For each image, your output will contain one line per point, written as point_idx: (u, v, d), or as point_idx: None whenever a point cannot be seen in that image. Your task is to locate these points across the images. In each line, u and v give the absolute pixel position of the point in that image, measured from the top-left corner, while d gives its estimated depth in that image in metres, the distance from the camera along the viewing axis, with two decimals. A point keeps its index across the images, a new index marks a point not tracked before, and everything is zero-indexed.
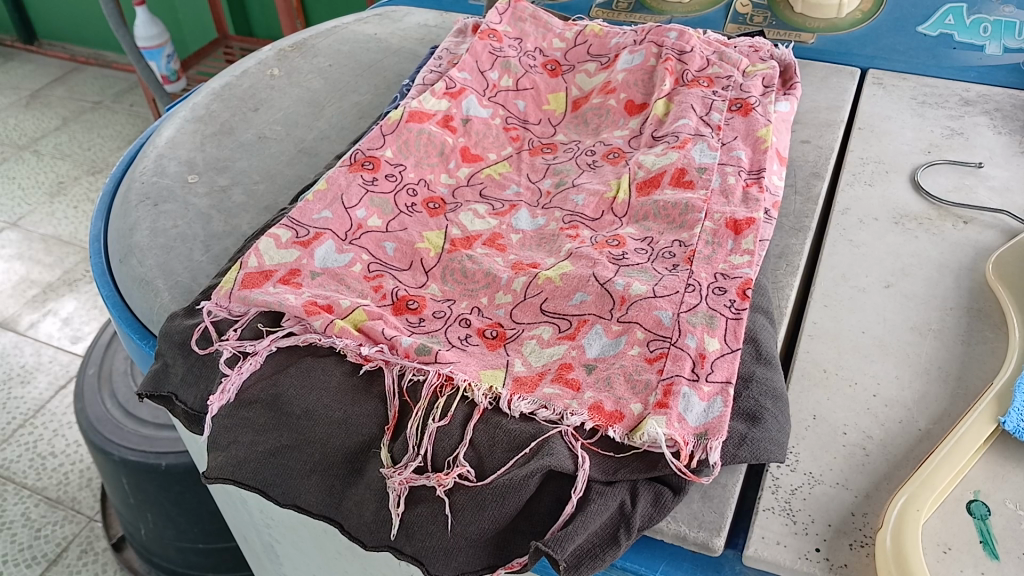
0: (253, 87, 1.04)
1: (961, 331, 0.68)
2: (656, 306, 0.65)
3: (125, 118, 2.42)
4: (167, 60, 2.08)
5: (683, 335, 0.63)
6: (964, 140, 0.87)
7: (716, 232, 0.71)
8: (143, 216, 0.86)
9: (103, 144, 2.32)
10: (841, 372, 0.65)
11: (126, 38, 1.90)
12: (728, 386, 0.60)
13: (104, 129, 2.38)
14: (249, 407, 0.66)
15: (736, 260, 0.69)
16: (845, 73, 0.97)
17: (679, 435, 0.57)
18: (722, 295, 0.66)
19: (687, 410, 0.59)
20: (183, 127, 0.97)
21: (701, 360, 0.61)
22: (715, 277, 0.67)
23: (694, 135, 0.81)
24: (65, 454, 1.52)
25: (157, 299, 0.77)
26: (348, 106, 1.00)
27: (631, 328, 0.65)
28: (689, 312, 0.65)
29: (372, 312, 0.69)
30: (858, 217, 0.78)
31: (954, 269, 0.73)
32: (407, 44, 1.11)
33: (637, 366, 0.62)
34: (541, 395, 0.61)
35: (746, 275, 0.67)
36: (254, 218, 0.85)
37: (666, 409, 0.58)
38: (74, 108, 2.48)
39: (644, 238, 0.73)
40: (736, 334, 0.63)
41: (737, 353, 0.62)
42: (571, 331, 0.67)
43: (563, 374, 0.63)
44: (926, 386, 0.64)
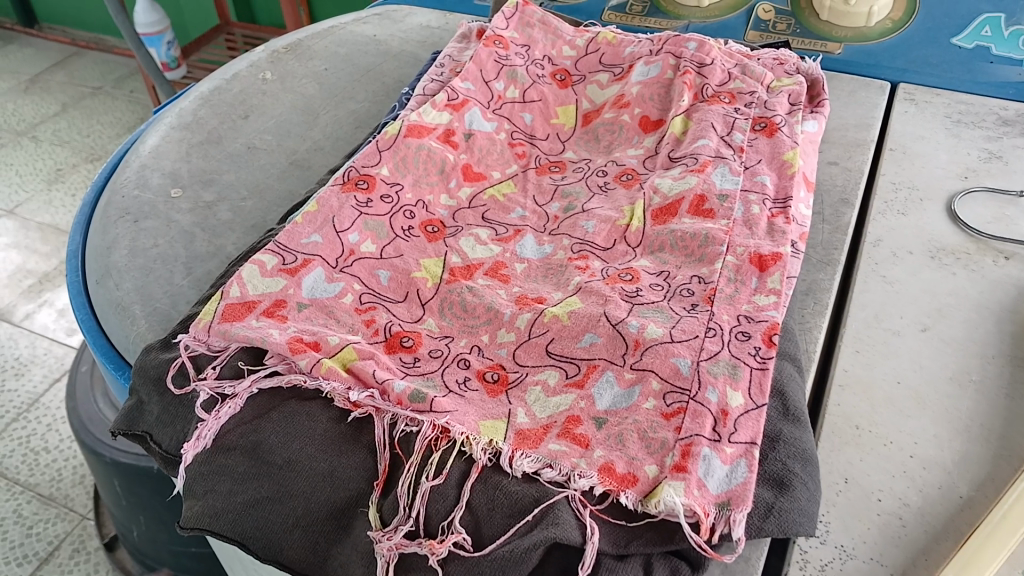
0: (243, 92, 0.97)
1: (1004, 382, 0.62)
2: (674, 353, 0.60)
3: (126, 105, 2.36)
4: (167, 47, 2.03)
5: (704, 388, 0.57)
6: (1003, 164, 0.81)
7: (740, 270, 0.65)
8: (122, 234, 0.80)
9: (103, 131, 2.26)
10: (875, 429, 0.60)
11: (126, 26, 1.83)
12: (753, 446, 0.54)
13: (103, 116, 2.32)
14: (227, 453, 0.61)
15: (761, 300, 0.63)
16: (874, 87, 0.91)
17: (699, 506, 0.52)
18: (746, 342, 0.60)
19: (709, 477, 0.53)
20: (168, 135, 0.91)
21: (723, 418, 0.56)
22: (738, 320, 0.62)
23: (715, 157, 0.75)
24: (58, 450, 1.47)
25: (134, 327, 0.72)
26: (344, 114, 0.94)
27: (646, 377, 0.59)
28: (710, 360, 0.59)
29: (365, 351, 0.64)
30: (891, 250, 0.72)
31: (995, 310, 0.67)
32: (408, 47, 1.05)
33: (653, 422, 0.56)
34: (544, 452, 0.56)
35: (772, 318, 0.61)
36: (240, 237, 0.79)
37: (684, 474, 0.53)
38: (74, 93, 2.42)
39: (659, 272, 0.68)
40: (762, 387, 0.57)
41: (763, 409, 0.56)
42: (579, 379, 0.61)
43: (569, 429, 0.58)
44: (966, 445, 0.58)
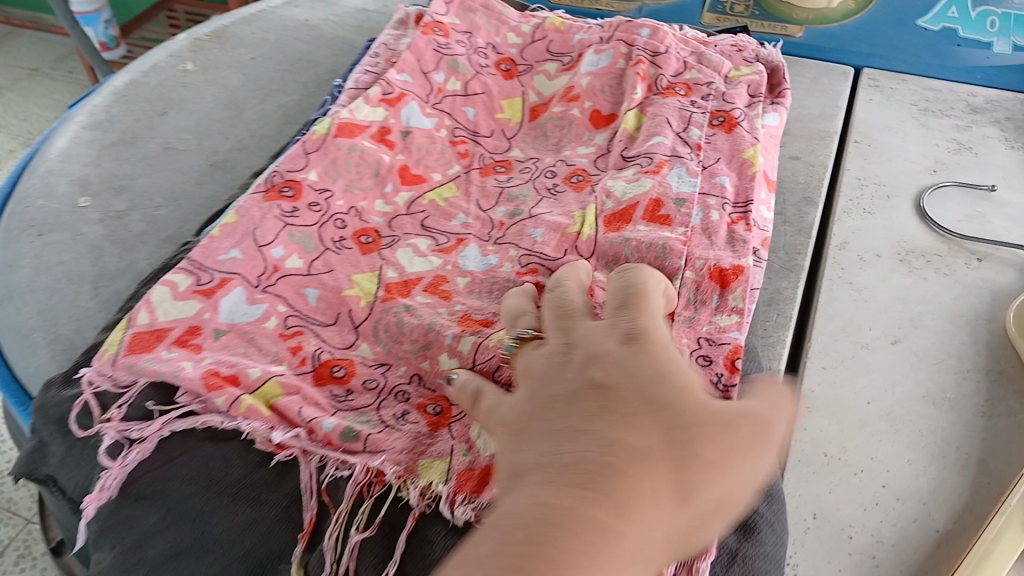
0: (162, 85, 0.90)
1: (981, 399, 0.58)
2: None
3: (65, 87, 2.24)
4: (105, 25, 1.87)
5: None
6: (974, 156, 0.76)
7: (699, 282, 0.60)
8: (25, 249, 0.73)
9: (41, 115, 2.13)
10: (845, 456, 0.55)
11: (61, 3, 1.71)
12: None
13: (42, 99, 2.19)
14: (136, 503, 0.54)
15: (722, 321, 0.58)
16: (836, 72, 0.87)
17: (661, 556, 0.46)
18: (708, 369, 0.54)
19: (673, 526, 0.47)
20: (79, 136, 0.83)
21: None
22: (699, 343, 0.56)
23: (672, 155, 0.69)
24: None
25: (35, 356, 0.65)
26: (272, 109, 0.87)
27: None
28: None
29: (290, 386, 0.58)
30: (859, 253, 0.68)
31: (970, 319, 0.63)
32: (342, 33, 0.97)
33: None
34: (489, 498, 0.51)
35: (734, 340, 0.56)
36: (154, 252, 0.73)
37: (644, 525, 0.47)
38: (8, 75, 2.29)
39: None
40: None
41: None
42: None
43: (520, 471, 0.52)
44: (943, 472, 0.54)
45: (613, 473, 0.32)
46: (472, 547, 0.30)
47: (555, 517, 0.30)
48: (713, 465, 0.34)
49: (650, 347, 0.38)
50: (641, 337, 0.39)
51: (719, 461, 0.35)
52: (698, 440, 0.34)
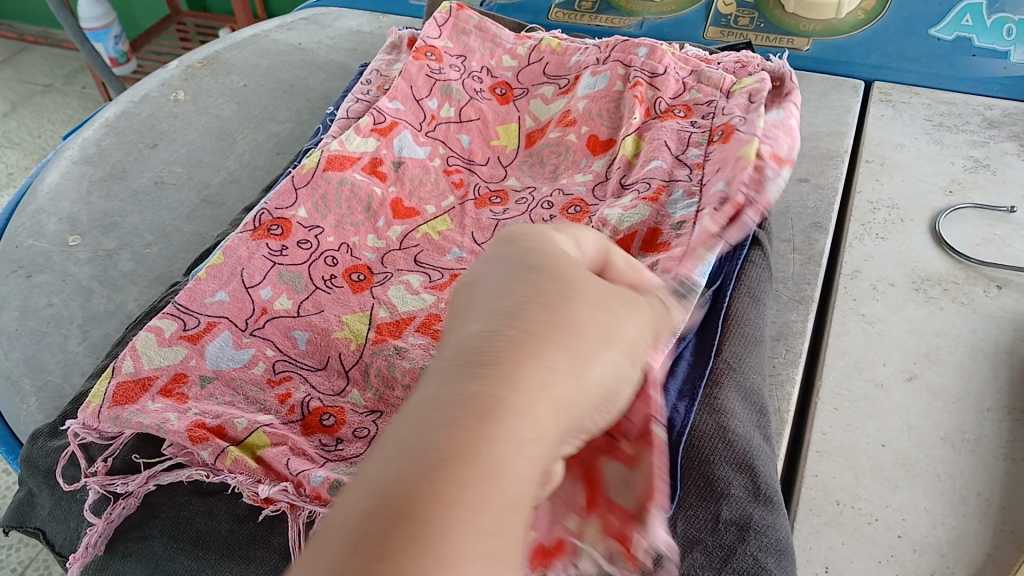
0: (153, 115, 0.88)
1: (1003, 441, 0.55)
2: None
3: (76, 102, 2.24)
4: (115, 41, 1.92)
5: None
6: (992, 173, 0.73)
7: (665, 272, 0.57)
8: (12, 291, 0.71)
9: (54, 131, 2.14)
10: (858, 505, 0.52)
11: (71, 21, 1.70)
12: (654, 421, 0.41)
13: (54, 115, 2.19)
14: (123, 560, 0.52)
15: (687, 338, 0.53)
16: (846, 86, 0.83)
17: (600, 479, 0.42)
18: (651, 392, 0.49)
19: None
20: (68, 171, 0.82)
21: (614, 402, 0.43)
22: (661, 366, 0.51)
23: (664, 180, 0.67)
24: None
25: (21, 405, 0.63)
26: (264, 138, 0.85)
27: None
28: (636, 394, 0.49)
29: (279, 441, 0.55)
30: (871, 282, 0.65)
31: (990, 352, 0.60)
32: (337, 56, 0.95)
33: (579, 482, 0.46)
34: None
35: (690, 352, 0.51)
36: (143, 291, 0.71)
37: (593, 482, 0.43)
38: (22, 91, 2.29)
39: None
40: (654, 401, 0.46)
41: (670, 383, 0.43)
42: None
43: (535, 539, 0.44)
44: (963, 521, 0.51)
45: (466, 421, 0.29)
46: (330, 534, 0.27)
47: (413, 481, 0.27)
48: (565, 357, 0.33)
49: (539, 268, 0.37)
50: (528, 266, 0.37)
51: (567, 352, 0.33)
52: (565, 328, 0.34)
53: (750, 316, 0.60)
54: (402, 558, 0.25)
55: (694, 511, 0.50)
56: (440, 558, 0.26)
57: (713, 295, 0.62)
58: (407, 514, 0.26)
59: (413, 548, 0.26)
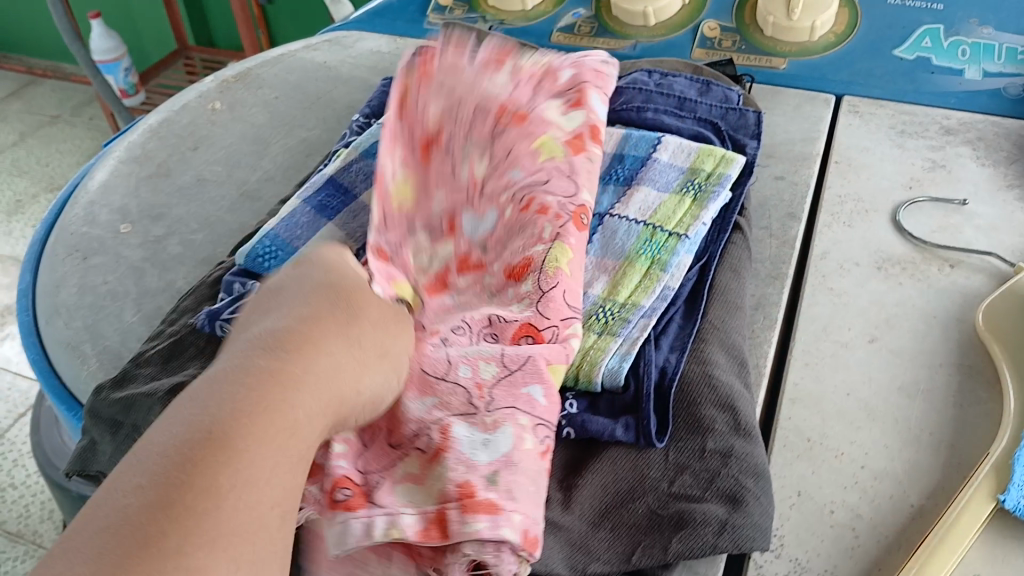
0: (193, 123, 0.97)
1: (952, 390, 0.63)
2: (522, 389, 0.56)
3: (84, 132, 2.34)
4: (124, 73, 2.05)
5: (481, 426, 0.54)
6: (947, 173, 0.82)
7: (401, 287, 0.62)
8: (71, 272, 0.79)
9: (62, 160, 2.23)
10: (826, 442, 0.60)
11: (84, 53, 1.79)
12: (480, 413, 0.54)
13: (62, 145, 2.29)
14: None
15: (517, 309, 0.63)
16: (819, 100, 0.93)
17: (450, 437, 0.53)
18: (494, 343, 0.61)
19: (436, 505, 0.50)
20: (117, 169, 0.90)
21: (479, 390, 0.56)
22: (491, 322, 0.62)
23: (460, 203, 0.69)
24: (25, 486, 1.50)
25: (84, 366, 0.71)
26: (295, 143, 0.94)
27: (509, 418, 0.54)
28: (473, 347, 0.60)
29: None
30: (839, 262, 0.74)
31: (942, 319, 0.68)
32: (359, 73, 1.05)
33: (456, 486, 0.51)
34: (385, 508, 0.50)
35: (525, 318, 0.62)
36: (191, 271, 0.79)
37: (471, 499, 0.49)
38: (31, 122, 2.39)
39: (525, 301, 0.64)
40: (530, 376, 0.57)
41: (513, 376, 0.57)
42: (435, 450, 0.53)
43: (456, 512, 0.49)
44: (917, 455, 0.59)
45: (258, 389, 0.43)
46: (142, 473, 0.39)
47: (217, 428, 0.41)
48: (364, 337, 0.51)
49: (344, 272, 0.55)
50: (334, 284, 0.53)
51: (353, 339, 0.50)
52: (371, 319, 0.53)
53: (733, 286, 0.69)
54: (211, 479, 0.39)
55: (684, 442, 0.58)
56: (243, 476, 0.40)
57: (698, 271, 0.70)
58: (220, 447, 0.40)
59: (221, 470, 0.39)
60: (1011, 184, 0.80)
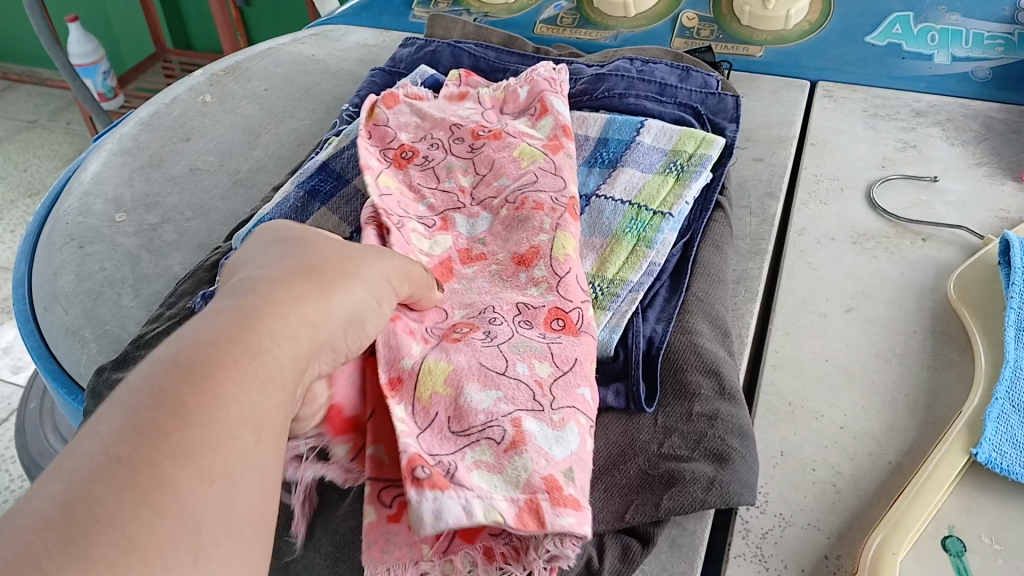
0: (183, 115, 0.98)
1: (926, 354, 0.66)
2: (575, 387, 0.55)
3: (61, 136, 2.33)
4: (103, 76, 2.03)
5: (548, 418, 0.52)
6: (918, 152, 0.85)
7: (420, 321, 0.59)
8: (67, 260, 0.80)
9: (40, 165, 2.23)
10: (807, 405, 0.63)
11: (61, 56, 1.79)
12: (546, 410, 0.53)
13: (40, 149, 2.29)
14: None
15: (532, 293, 0.62)
16: (794, 86, 0.96)
17: (523, 431, 0.51)
18: (530, 327, 0.59)
19: (522, 495, 0.48)
20: (110, 160, 0.91)
21: (540, 388, 0.54)
22: (519, 310, 0.60)
23: (452, 207, 0.73)
24: (8, 491, 1.50)
25: (84, 350, 0.73)
26: (285, 133, 0.96)
27: (573, 416, 0.53)
28: (507, 342, 0.57)
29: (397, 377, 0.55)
30: (816, 238, 0.77)
31: (916, 289, 0.71)
32: (347, 65, 1.06)
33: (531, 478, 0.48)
34: (474, 491, 0.47)
35: (551, 302, 0.61)
36: (187, 257, 0.80)
37: (557, 491, 0.48)
38: (7, 128, 2.39)
39: (541, 288, 0.62)
40: (566, 359, 0.56)
41: (572, 376, 0.55)
42: (508, 443, 0.50)
43: (548, 504, 0.47)
44: (894, 415, 0.62)
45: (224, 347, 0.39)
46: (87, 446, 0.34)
47: (183, 385, 0.36)
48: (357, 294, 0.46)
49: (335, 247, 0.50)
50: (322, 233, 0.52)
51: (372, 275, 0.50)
52: (392, 263, 0.51)
53: (715, 261, 0.71)
54: (160, 456, 0.34)
55: (672, 406, 0.61)
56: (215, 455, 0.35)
57: (682, 248, 0.73)
58: (179, 409, 0.35)
59: (179, 449, 0.34)
60: (980, 162, 0.83)
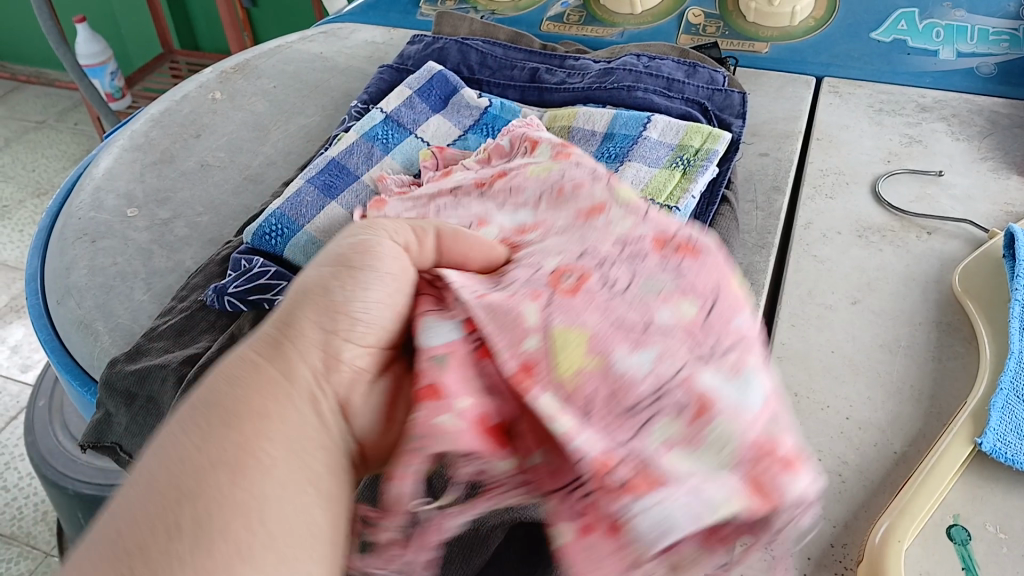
0: (194, 112, 0.99)
1: (931, 346, 0.66)
2: (727, 316, 0.47)
3: (69, 137, 2.34)
4: (111, 78, 2.04)
5: (715, 355, 0.45)
6: (924, 147, 0.86)
7: (465, 278, 0.50)
8: (80, 254, 0.81)
9: (48, 165, 2.24)
10: (813, 396, 0.63)
11: (69, 56, 1.80)
12: (708, 354, 0.45)
13: (48, 150, 2.30)
14: None
15: (621, 227, 0.55)
16: (800, 81, 0.96)
17: (702, 390, 0.43)
18: (642, 256, 0.52)
19: (736, 465, 0.41)
20: (121, 156, 0.92)
21: (691, 330, 0.46)
22: (622, 246, 0.53)
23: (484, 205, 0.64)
24: (17, 488, 1.51)
25: (97, 343, 0.73)
26: (294, 129, 0.96)
27: (742, 351, 0.46)
28: (631, 286, 0.49)
29: (470, 324, 0.46)
30: (821, 231, 0.77)
31: (921, 282, 0.72)
32: (355, 63, 1.07)
33: (732, 439, 0.42)
34: (688, 488, 0.39)
35: (649, 233, 0.54)
36: (198, 251, 0.81)
37: (771, 456, 0.41)
38: (15, 128, 2.40)
39: (633, 226, 0.55)
40: (706, 284, 0.49)
41: (713, 304, 0.48)
42: (695, 411, 0.42)
43: (773, 475, 0.41)
44: (900, 406, 0.62)
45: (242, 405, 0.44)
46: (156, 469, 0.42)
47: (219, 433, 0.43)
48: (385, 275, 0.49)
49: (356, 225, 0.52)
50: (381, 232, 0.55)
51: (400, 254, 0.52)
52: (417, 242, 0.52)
53: None
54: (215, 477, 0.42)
55: None
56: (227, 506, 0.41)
57: None
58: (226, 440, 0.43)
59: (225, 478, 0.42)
60: (985, 157, 0.84)
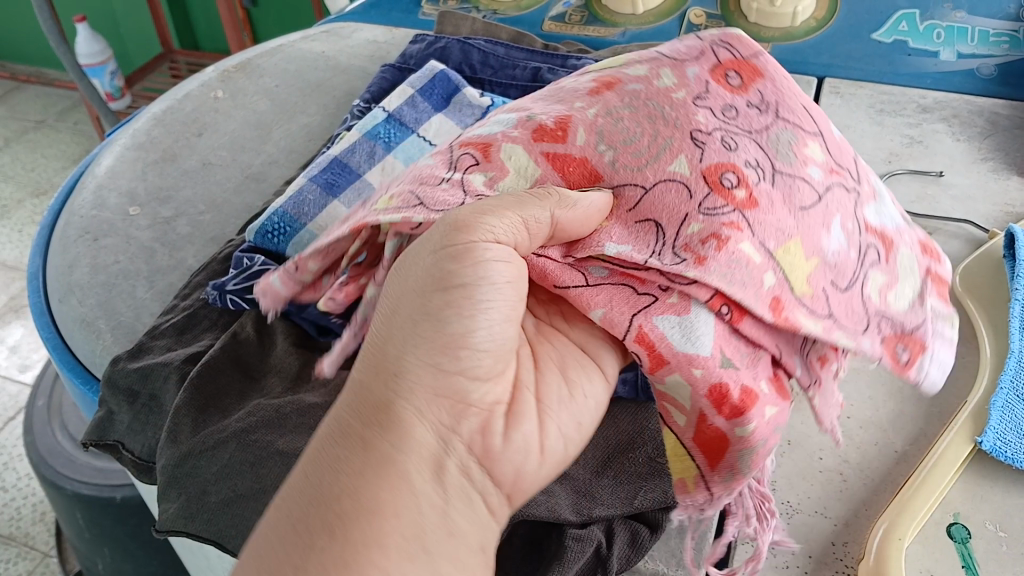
0: (196, 110, 0.99)
1: None
2: (812, 160, 0.56)
3: (69, 136, 2.34)
4: (111, 77, 2.04)
5: (851, 198, 0.58)
6: (924, 147, 0.86)
7: (629, 242, 0.52)
8: (82, 252, 0.81)
9: (48, 164, 2.24)
10: None
11: (69, 55, 1.80)
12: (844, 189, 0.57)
13: (48, 149, 2.30)
14: (198, 458, 0.62)
15: (697, 116, 0.55)
16: (801, 82, 0.97)
17: (870, 227, 0.57)
18: (763, 144, 0.56)
19: (922, 283, 0.58)
20: (123, 155, 0.92)
21: (826, 173, 0.57)
22: (706, 142, 0.54)
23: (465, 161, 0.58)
24: (16, 488, 1.51)
25: (99, 340, 0.74)
26: (297, 128, 0.97)
27: (836, 191, 0.56)
28: (769, 165, 0.55)
29: (717, 297, 0.50)
30: None
31: None
32: (357, 62, 1.07)
33: (903, 253, 0.58)
34: (922, 323, 0.56)
35: (704, 115, 0.56)
36: (200, 250, 0.82)
37: (931, 251, 0.60)
38: (15, 128, 2.40)
39: (716, 126, 0.56)
40: (793, 139, 0.57)
41: (818, 152, 0.58)
42: (883, 250, 0.57)
43: (936, 266, 0.60)
44: (901, 405, 0.63)
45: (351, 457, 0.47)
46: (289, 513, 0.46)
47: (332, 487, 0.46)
48: (500, 285, 0.50)
49: (445, 218, 0.50)
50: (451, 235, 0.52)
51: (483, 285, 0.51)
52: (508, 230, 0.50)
53: None
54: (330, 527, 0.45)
55: None
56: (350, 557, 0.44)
57: None
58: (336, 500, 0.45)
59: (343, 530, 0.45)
60: (985, 157, 0.84)
